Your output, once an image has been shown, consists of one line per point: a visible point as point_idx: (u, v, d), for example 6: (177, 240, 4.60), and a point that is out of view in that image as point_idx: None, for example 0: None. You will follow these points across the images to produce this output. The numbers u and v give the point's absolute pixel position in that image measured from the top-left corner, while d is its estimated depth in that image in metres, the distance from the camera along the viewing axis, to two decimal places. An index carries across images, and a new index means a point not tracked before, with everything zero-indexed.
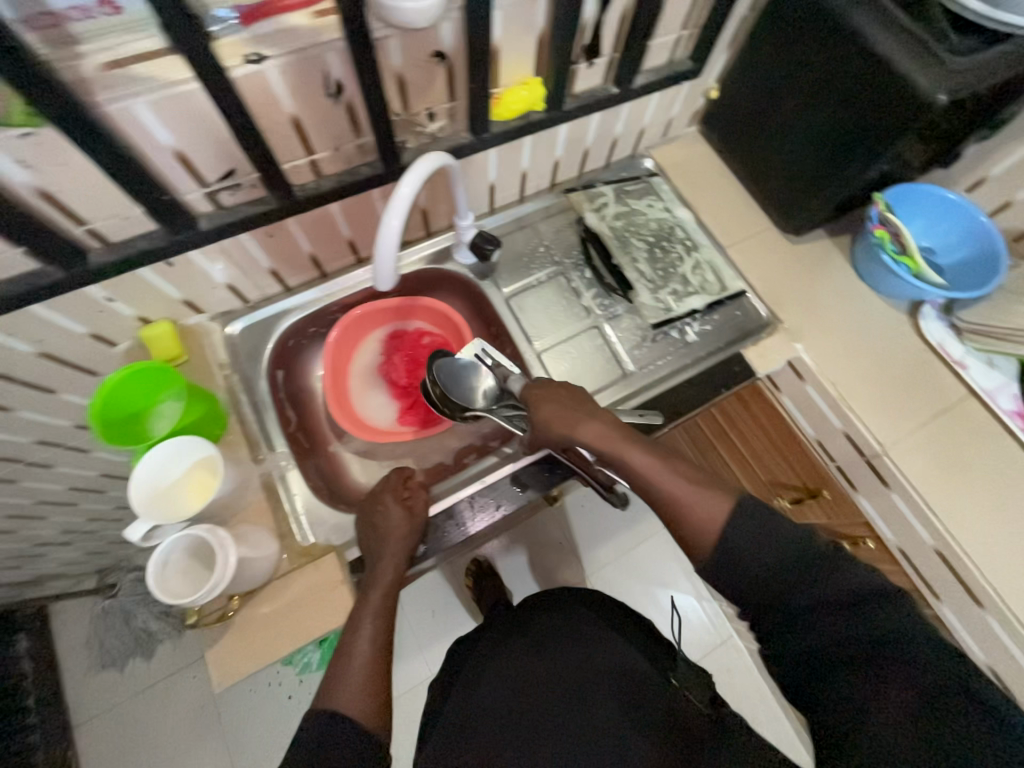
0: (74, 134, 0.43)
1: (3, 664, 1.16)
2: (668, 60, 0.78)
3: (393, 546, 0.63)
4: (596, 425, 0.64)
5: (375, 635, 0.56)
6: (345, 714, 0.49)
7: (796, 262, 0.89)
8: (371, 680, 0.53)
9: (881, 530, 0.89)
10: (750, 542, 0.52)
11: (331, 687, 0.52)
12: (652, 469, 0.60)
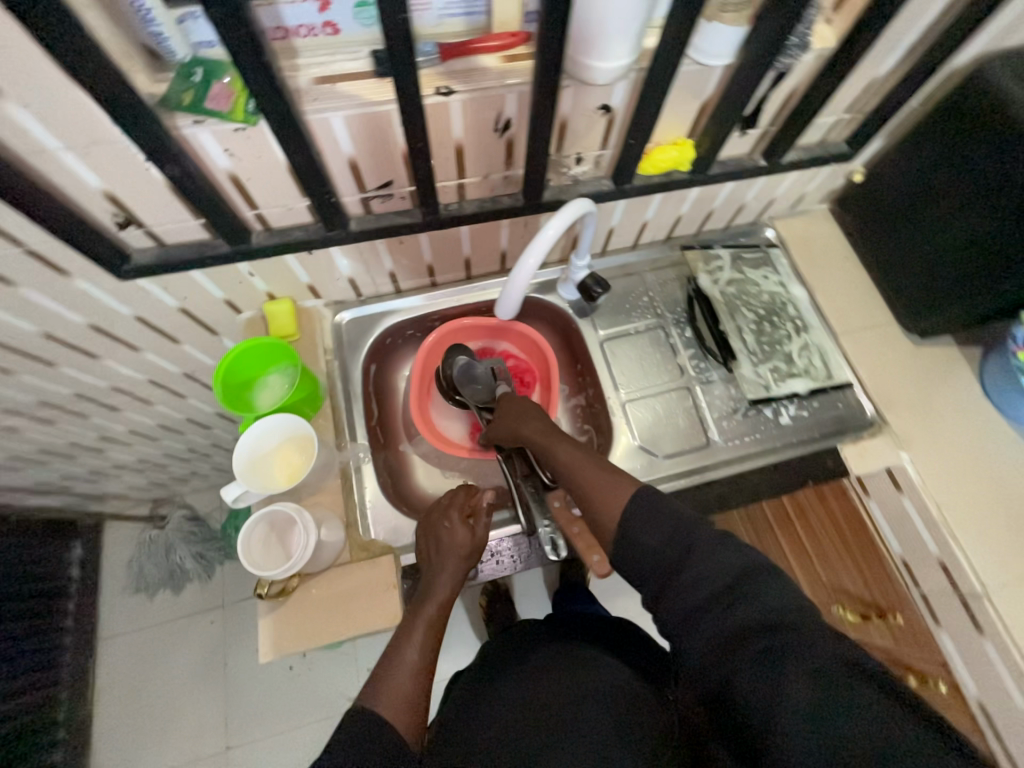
0: (282, 136, 0.48)
1: (57, 567, 1.25)
2: (821, 139, 0.77)
3: (454, 562, 0.64)
4: (570, 445, 0.67)
5: (425, 646, 0.56)
6: (387, 720, 0.49)
7: (916, 365, 0.83)
8: (416, 691, 0.52)
9: (960, 677, 0.76)
10: (645, 523, 0.55)
11: (376, 688, 0.52)
12: (577, 461, 0.65)
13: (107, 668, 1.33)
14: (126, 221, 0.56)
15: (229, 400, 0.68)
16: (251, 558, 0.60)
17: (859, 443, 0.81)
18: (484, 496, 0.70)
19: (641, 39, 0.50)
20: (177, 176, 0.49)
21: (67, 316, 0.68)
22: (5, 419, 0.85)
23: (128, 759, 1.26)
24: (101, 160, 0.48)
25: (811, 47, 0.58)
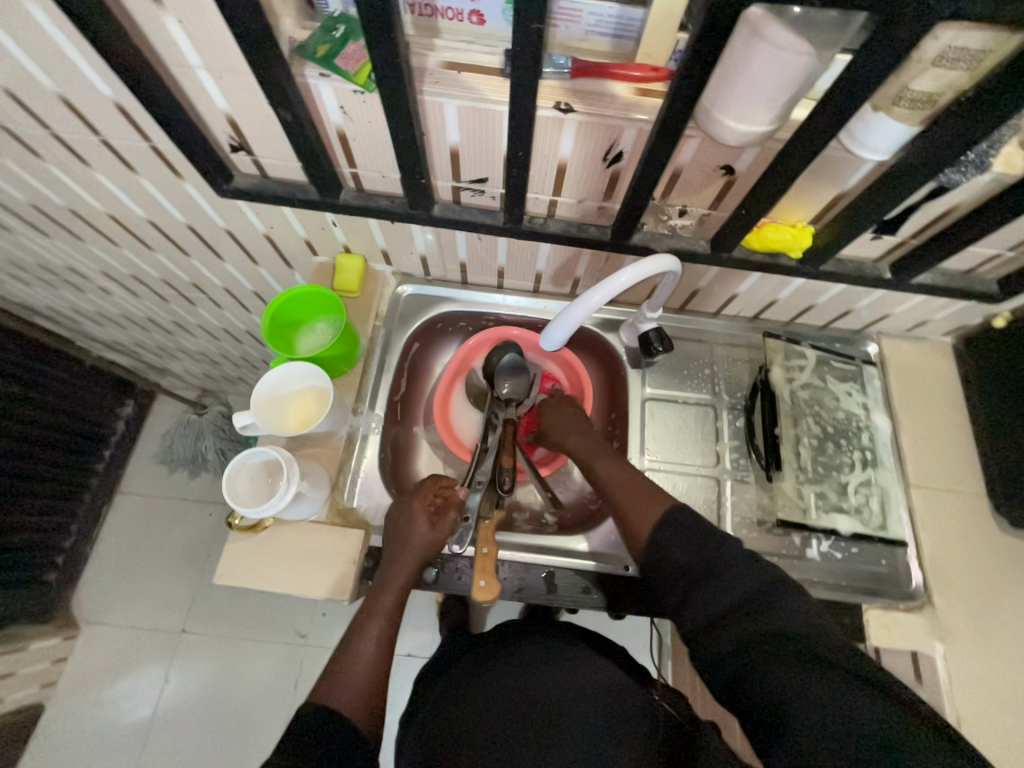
0: (391, 111, 0.48)
1: (107, 416, 1.39)
2: (967, 269, 0.67)
3: (411, 559, 0.65)
4: (614, 464, 0.68)
5: (379, 640, 0.60)
6: (341, 715, 0.53)
7: (993, 553, 0.71)
8: (373, 685, 0.56)
9: None
10: (678, 540, 0.58)
11: (334, 684, 0.56)
12: (619, 474, 0.67)
13: (114, 519, 1.46)
14: (240, 145, 0.60)
15: (274, 334, 0.72)
16: (236, 486, 0.63)
17: (885, 615, 0.69)
18: (458, 490, 0.68)
19: (788, 110, 0.45)
20: (288, 120, 0.51)
21: (171, 211, 0.74)
22: (102, 280, 0.95)
23: (104, 604, 1.38)
24: (231, 86, 0.51)
25: (991, 168, 0.50)
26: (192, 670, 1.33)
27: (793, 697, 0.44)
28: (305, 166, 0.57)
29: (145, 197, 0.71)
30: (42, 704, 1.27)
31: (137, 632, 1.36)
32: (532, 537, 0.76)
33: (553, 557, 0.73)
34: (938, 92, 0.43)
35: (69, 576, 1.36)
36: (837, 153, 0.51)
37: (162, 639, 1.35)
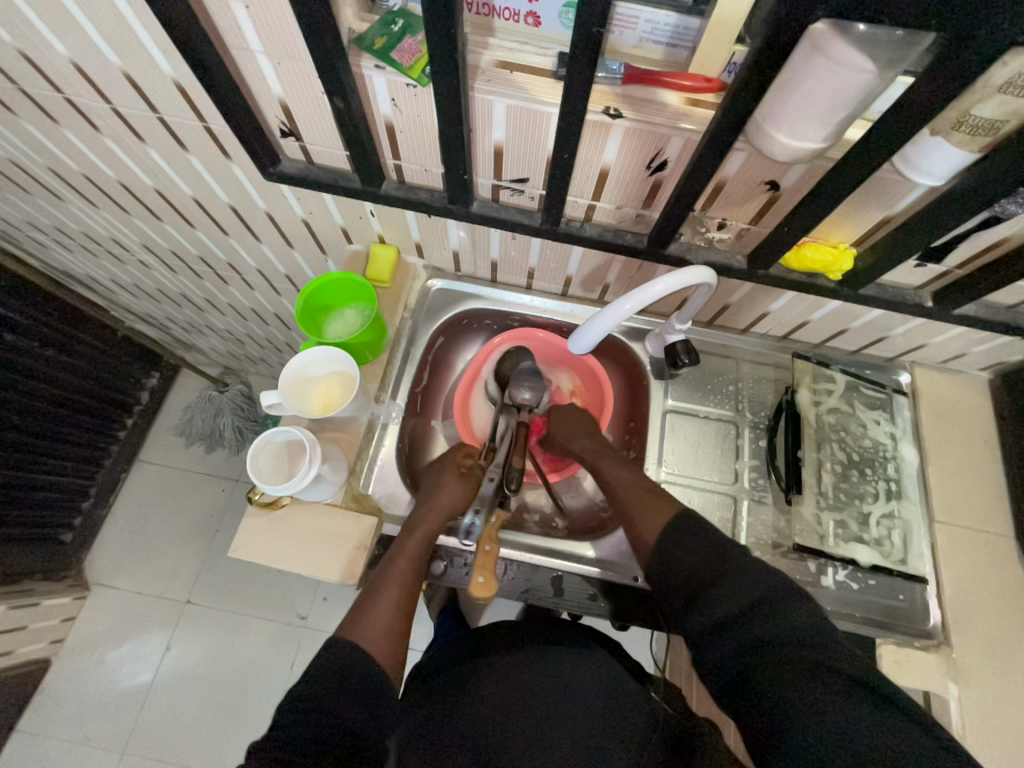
0: (442, 107, 0.49)
1: (133, 386, 1.43)
2: (1013, 304, 0.65)
3: (438, 510, 0.68)
4: (625, 473, 0.70)
5: (404, 584, 0.61)
6: (366, 651, 0.54)
7: (1018, 598, 0.69)
8: (397, 628, 0.58)
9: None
10: (686, 546, 0.60)
11: (359, 625, 0.56)
12: (627, 483, 0.69)
13: (131, 486, 1.50)
14: (289, 131, 0.62)
15: (304, 317, 0.73)
16: (258, 464, 0.64)
17: (899, 650, 0.67)
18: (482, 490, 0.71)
19: (843, 129, 0.45)
20: (340, 108, 0.52)
21: (216, 190, 0.76)
22: (142, 253, 0.98)
23: (115, 568, 1.42)
24: (288, 72, 0.53)
25: None
26: (194, 640, 1.35)
27: (827, 712, 0.45)
28: (351, 154, 0.58)
29: (192, 175, 0.73)
30: (49, 659, 1.31)
31: (145, 598, 1.39)
32: (540, 539, 0.75)
33: (561, 561, 0.73)
34: (1002, 119, 0.41)
35: (84, 538, 1.39)
36: (888, 176, 0.50)
37: (168, 607, 1.38)
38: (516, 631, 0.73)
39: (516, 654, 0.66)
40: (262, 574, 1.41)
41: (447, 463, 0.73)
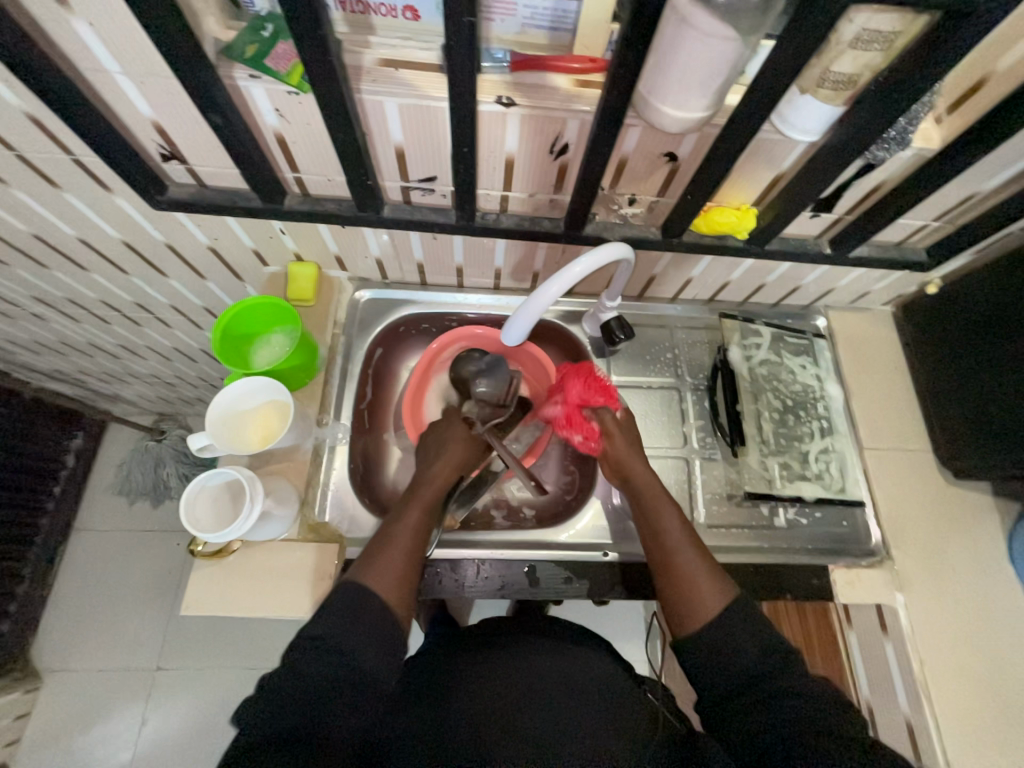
0: (329, 113, 0.47)
1: (54, 450, 1.30)
2: (900, 242, 0.71)
3: (448, 465, 0.69)
4: (681, 526, 0.64)
5: (415, 531, 0.62)
6: (373, 591, 0.56)
7: (941, 505, 0.76)
8: (405, 569, 0.59)
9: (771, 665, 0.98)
10: (742, 628, 0.56)
11: (370, 565, 0.59)
12: (683, 539, 0.62)
13: (71, 559, 1.37)
14: (170, 154, 0.57)
15: (225, 349, 0.68)
16: (197, 513, 0.59)
17: (850, 571, 0.73)
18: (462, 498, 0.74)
19: (722, 95, 0.47)
20: (219, 124, 0.48)
21: (103, 227, 0.70)
22: (33, 306, 0.89)
23: (67, 651, 1.30)
24: (154, 91, 0.49)
25: (911, 144, 0.53)
26: (170, 707, 1.26)
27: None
28: (243, 172, 0.55)
29: (71, 214, 0.67)
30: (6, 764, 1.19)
31: (107, 675, 1.28)
32: (510, 533, 0.75)
33: (533, 551, 0.73)
34: (857, 72, 0.45)
35: (24, 626, 1.26)
36: (772, 136, 0.53)
37: (136, 679, 1.28)
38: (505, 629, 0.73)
39: (500, 651, 0.67)
40: (233, 625, 1.33)
41: (455, 422, 0.74)
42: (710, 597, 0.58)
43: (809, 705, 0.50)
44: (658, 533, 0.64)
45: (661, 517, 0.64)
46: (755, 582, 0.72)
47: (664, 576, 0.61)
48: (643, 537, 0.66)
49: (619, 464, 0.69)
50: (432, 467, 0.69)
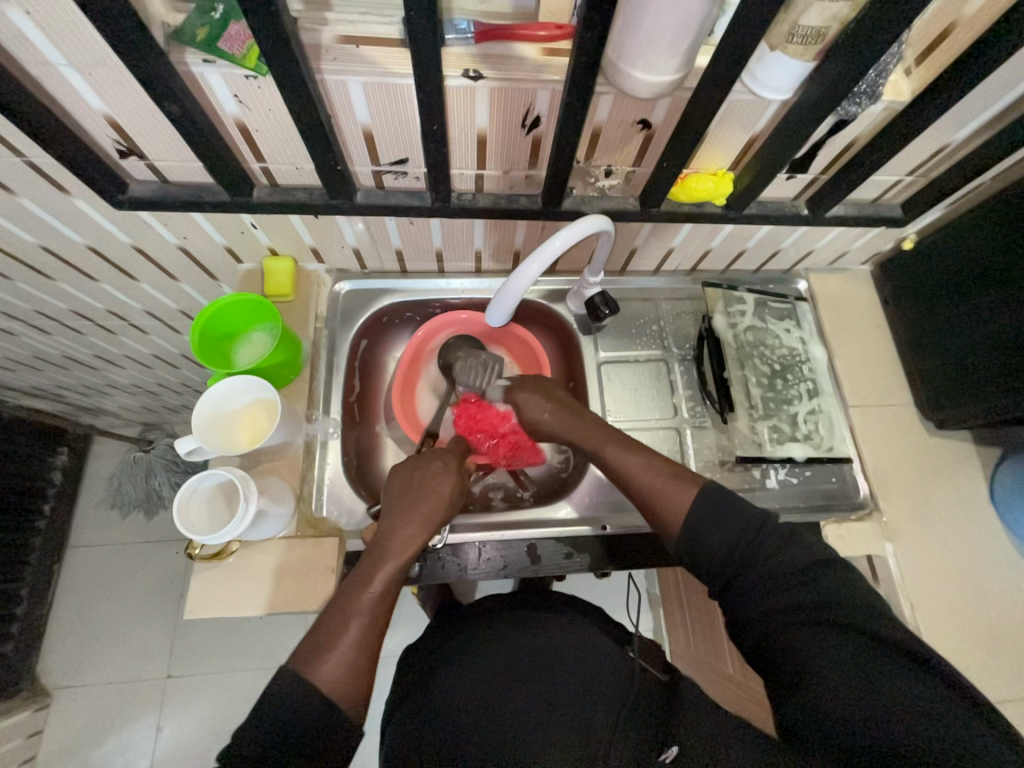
0: (289, 97, 0.45)
1: (39, 468, 1.28)
2: (876, 198, 0.71)
3: (414, 535, 0.60)
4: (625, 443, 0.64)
5: (373, 613, 0.54)
6: (324, 691, 0.48)
7: (923, 455, 0.78)
8: (362, 658, 0.52)
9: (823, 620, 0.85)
10: (711, 523, 0.55)
11: (318, 656, 0.50)
12: (632, 460, 0.63)
13: (70, 576, 1.36)
14: (128, 151, 0.55)
15: (205, 349, 0.67)
16: (191, 515, 0.59)
17: (841, 526, 0.74)
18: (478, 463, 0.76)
19: (691, 56, 0.46)
20: (176, 114, 0.46)
21: (66, 232, 0.67)
22: (1, 321, 0.86)
23: (75, 666, 1.29)
24: (103, 83, 0.46)
25: (882, 97, 0.53)
26: (184, 712, 1.27)
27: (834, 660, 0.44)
28: (206, 164, 0.53)
29: (31, 221, 0.64)
30: None
31: (117, 687, 1.28)
32: (508, 514, 0.75)
33: (532, 530, 0.74)
34: (825, 25, 0.44)
35: (28, 646, 1.25)
36: (744, 99, 0.53)
37: (147, 688, 1.28)
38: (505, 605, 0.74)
39: (502, 626, 0.69)
40: (240, 627, 1.34)
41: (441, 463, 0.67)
42: (677, 486, 0.59)
43: (789, 582, 0.50)
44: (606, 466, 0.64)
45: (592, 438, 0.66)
46: None
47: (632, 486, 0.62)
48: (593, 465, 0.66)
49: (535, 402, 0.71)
50: (393, 534, 0.60)
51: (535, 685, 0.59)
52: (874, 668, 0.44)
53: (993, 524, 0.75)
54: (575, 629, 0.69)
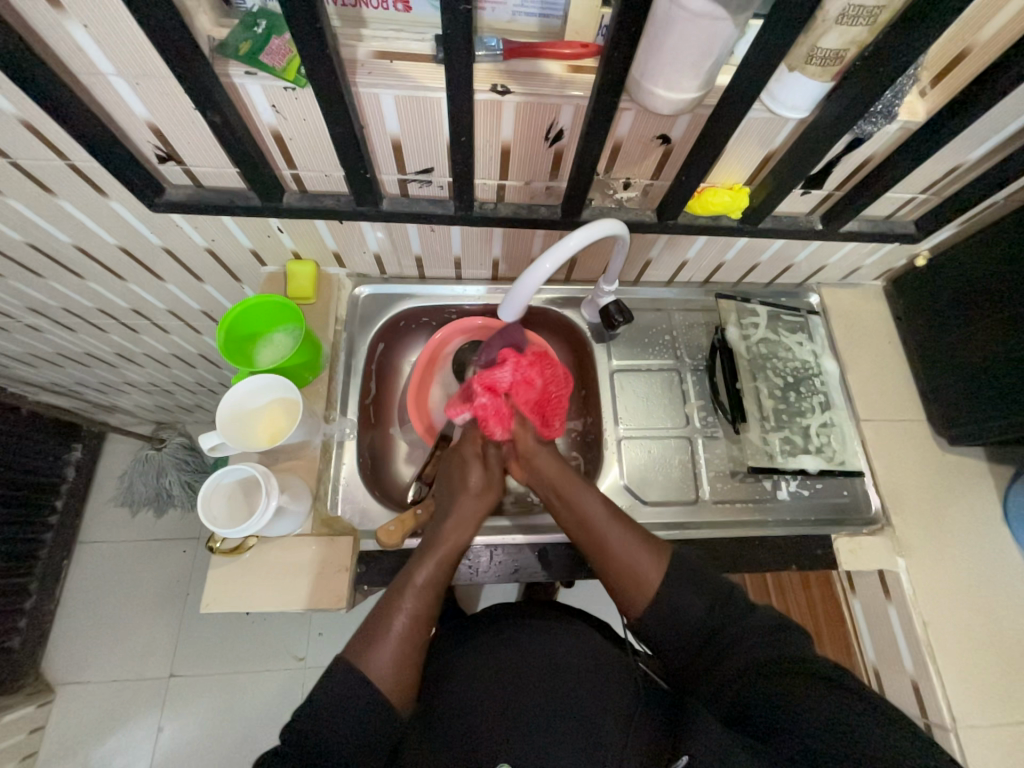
0: (325, 108, 0.47)
1: (54, 464, 1.29)
2: (889, 215, 0.73)
3: (456, 534, 0.63)
4: (596, 497, 0.64)
5: (418, 609, 0.58)
6: (373, 682, 0.52)
7: (936, 471, 0.78)
8: (408, 651, 0.55)
9: (864, 648, 0.80)
10: (682, 593, 0.56)
11: (368, 648, 0.54)
12: (606, 520, 0.62)
13: (79, 572, 1.37)
14: (166, 157, 0.58)
15: (230, 348, 0.69)
16: (213, 510, 0.60)
17: (853, 540, 0.74)
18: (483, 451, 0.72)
19: (713, 75, 0.48)
20: (218, 123, 0.49)
21: (99, 233, 0.70)
22: (28, 318, 0.88)
23: (80, 662, 1.30)
24: (150, 92, 0.49)
25: (897, 118, 0.54)
26: (187, 712, 1.27)
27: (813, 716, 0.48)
28: (242, 171, 0.56)
29: (68, 221, 0.67)
30: None
31: (121, 685, 1.29)
32: (520, 518, 0.76)
33: (543, 535, 0.74)
34: (844, 48, 0.46)
35: (34, 640, 1.26)
36: (762, 116, 0.54)
37: (150, 687, 1.29)
38: (516, 608, 0.74)
39: (510, 631, 0.69)
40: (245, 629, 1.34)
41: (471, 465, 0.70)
42: (652, 573, 0.58)
43: (760, 641, 0.53)
44: (581, 517, 0.63)
45: (581, 500, 0.64)
46: (761, 555, 0.74)
47: (602, 565, 0.60)
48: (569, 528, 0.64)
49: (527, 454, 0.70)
50: (438, 533, 0.63)
51: (543, 696, 0.61)
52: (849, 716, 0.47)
53: (1007, 542, 0.75)
54: (581, 634, 0.70)
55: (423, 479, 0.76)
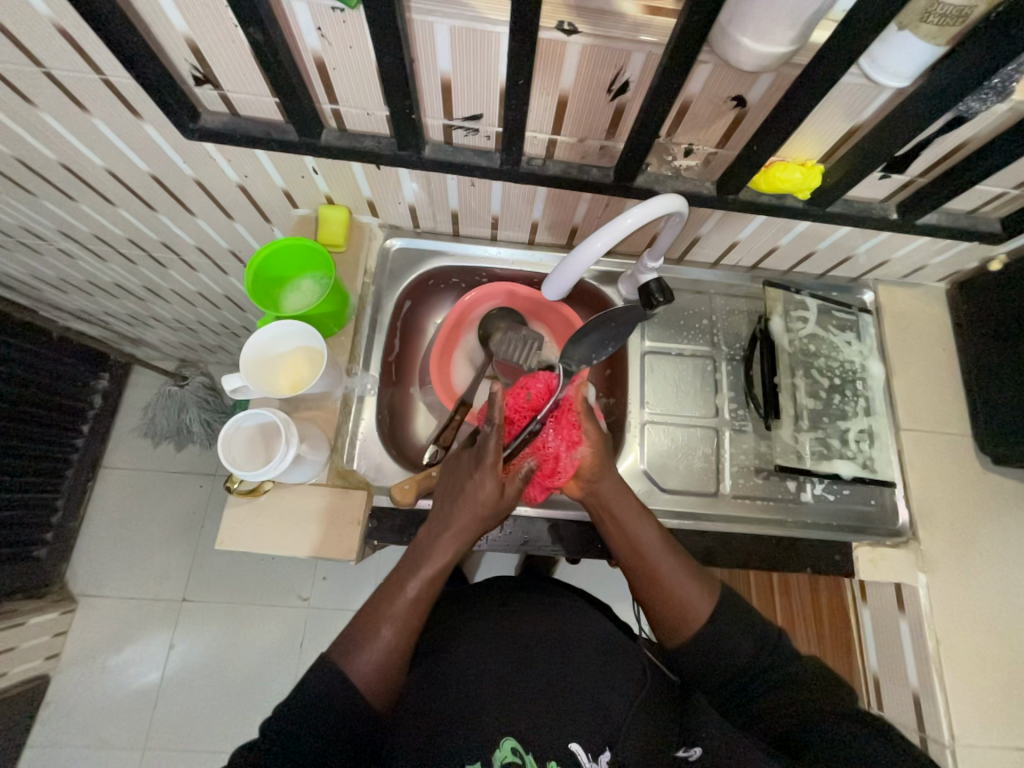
0: (374, 32, 0.43)
1: (81, 390, 1.32)
2: (973, 210, 0.66)
3: (450, 549, 0.60)
4: (652, 528, 0.63)
5: (402, 623, 0.57)
6: (355, 688, 0.54)
7: (974, 490, 0.75)
8: (391, 661, 0.56)
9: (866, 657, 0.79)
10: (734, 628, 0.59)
11: (355, 652, 0.55)
12: (658, 549, 0.62)
13: (103, 494, 1.43)
14: (203, 79, 0.54)
15: (256, 291, 0.68)
16: (233, 452, 0.60)
17: (873, 550, 0.72)
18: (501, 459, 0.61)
19: (810, 29, 0.42)
20: (259, 42, 0.45)
21: (132, 158, 0.67)
22: (61, 241, 0.87)
23: (101, 577, 1.37)
24: (190, 2, 0.45)
25: (1010, 97, 0.48)
26: (197, 636, 1.34)
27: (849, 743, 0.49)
28: (282, 101, 0.52)
29: (101, 142, 0.64)
30: (49, 675, 1.28)
31: (138, 603, 1.36)
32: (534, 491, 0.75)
33: (555, 511, 0.74)
34: (969, 6, 0.40)
35: (59, 553, 1.33)
36: (855, 82, 0.48)
37: (165, 608, 1.36)
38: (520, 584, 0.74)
39: (514, 607, 0.70)
40: (255, 567, 1.40)
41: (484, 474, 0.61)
42: (698, 607, 0.60)
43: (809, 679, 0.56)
44: (635, 545, 0.62)
45: (636, 531, 0.62)
46: (774, 555, 0.72)
47: (652, 593, 0.61)
48: (619, 551, 0.64)
49: (590, 476, 0.64)
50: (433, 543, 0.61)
51: (552, 663, 0.62)
52: (884, 744, 0.49)
53: None
54: (588, 617, 0.71)
55: (440, 442, 0.74)
